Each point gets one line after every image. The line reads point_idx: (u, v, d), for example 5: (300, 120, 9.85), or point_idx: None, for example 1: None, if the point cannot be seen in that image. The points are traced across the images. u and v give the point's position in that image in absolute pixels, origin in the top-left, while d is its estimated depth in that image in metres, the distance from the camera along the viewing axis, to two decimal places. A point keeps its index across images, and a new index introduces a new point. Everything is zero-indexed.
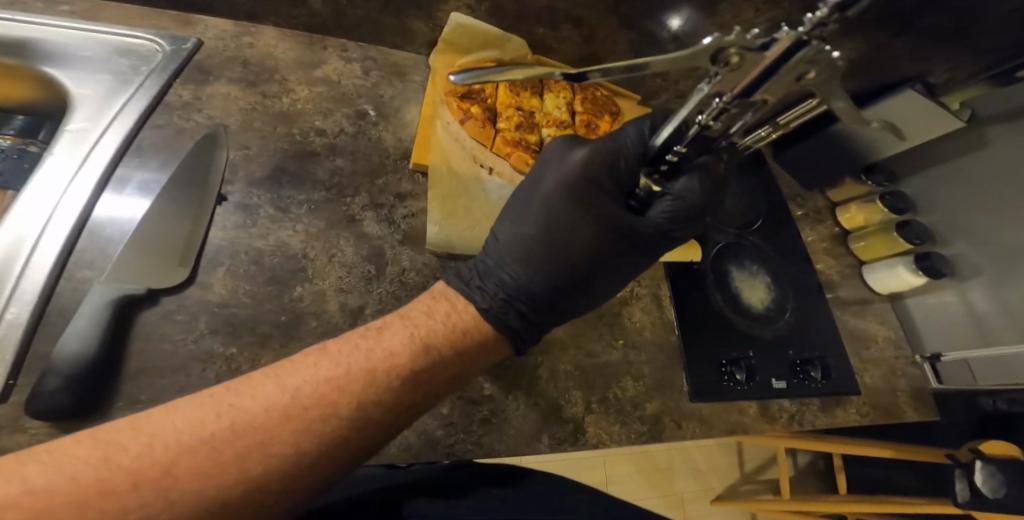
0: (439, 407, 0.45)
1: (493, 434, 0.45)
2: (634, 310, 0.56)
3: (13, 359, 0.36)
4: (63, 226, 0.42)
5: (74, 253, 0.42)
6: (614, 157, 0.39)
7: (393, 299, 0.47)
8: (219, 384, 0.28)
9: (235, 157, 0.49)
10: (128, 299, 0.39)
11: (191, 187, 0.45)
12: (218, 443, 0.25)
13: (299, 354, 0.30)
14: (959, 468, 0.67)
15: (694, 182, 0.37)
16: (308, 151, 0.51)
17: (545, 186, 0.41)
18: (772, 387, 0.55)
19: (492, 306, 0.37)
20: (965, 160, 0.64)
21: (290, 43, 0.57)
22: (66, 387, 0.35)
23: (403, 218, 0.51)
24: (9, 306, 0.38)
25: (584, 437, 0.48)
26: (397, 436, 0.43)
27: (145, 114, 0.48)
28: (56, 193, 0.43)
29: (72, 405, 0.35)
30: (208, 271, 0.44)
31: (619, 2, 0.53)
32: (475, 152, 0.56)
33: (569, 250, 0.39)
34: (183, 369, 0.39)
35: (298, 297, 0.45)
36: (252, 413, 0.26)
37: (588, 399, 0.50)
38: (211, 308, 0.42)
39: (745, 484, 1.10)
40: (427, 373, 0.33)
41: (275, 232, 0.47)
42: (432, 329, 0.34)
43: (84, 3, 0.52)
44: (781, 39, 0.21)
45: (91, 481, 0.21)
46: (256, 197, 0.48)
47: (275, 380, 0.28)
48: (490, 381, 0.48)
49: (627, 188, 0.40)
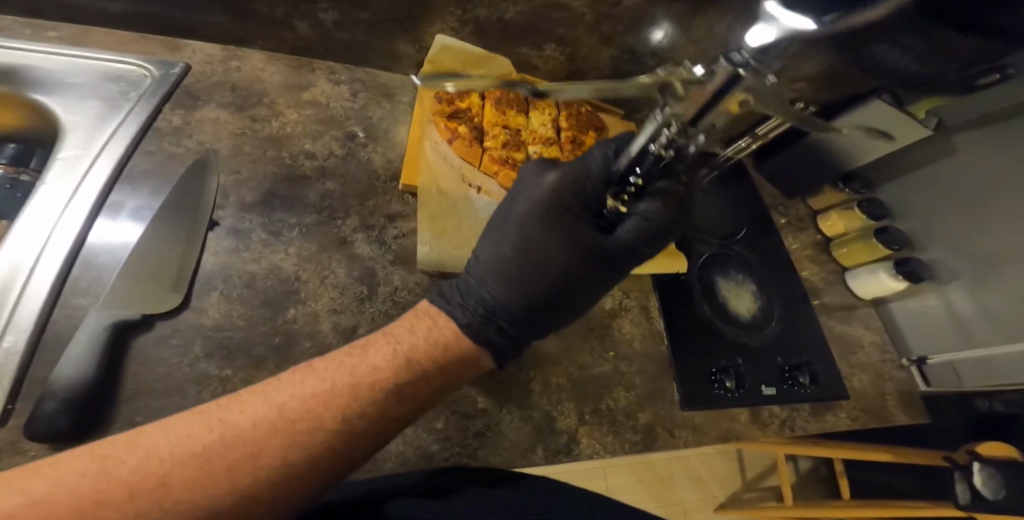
0: (433, 423, 0.45)
1: (487, 447, 0.46)
2: (624, 322, 0.57)
3: (10, 386, 0.37)
4: (58, 253, 0.42)
5: (69, 281, 0.42)
6: (584, 179, 0.41)
7: (386, 318, 0.48)
8: (209, 401, 0.28)
9: (226, 183, 0.50)
10: (123, 324, 0.40)
11: (183, 212, 0.46)
12: (209, 455, 0.25)
13: (287, 371, 0.31)
14: (958, 471, 0.67)
15: (656, 204, 0.40)
16: (298, 175, 0.52)
17: (526, 199, 0.41)
18: (762, 393, 0.56)
19: (474, 321, 0.37)
20: (938, 165, 0.65)
21: (277, 67, 0.58)
22: (64, 408, 0.35)
23: (394, 238, 0.52)
24: (5, 333, 0.39)
25: (578, 448, 0.48)
26: (394, 453, 0.43)
27: (135, 139, 0.49)
28: (49, 221, 0.44)
29: (70, 428, 0.35)
30: (202, 295, 0.44)
31: (600, 20, 0.54)
32: (463, 171, 0.57)
33: (552, 258, 0.39)
34: (179, 392, 0.40)
35: (291, 318, 0.45)
36: (241, 427, 0.27)
37: (581, 410, 0.51)
38: (205, 332, 0.43)
39: (747, 492, 1.12)
40: (412, 386, 0.33)
41: (267, 255, 0.48)
42: (416, 344, 0.34)
43: (72, 28, 0.53)
44: (716, 73, 0.23)
45: (87, 493, 0.22)
46: (248, 222, 0.49)
47: (263, 396, 0.29)
48: (484, 396, 0.49)
49: (594, 209, 0.41)
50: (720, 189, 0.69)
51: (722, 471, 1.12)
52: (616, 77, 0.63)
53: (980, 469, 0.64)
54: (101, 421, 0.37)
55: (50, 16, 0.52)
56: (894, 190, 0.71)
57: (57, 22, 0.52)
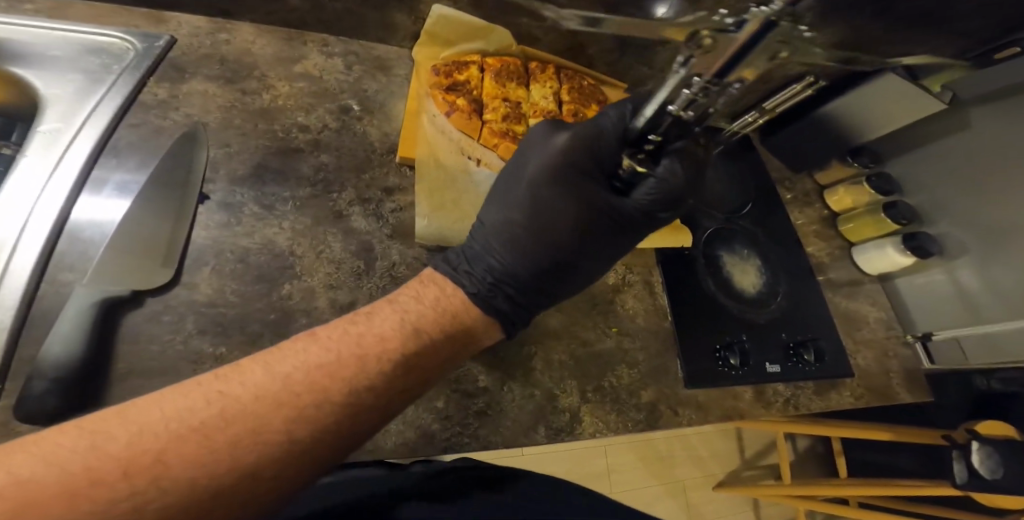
0: (433, 401, 0.45)
1: (489, 424, 0.46)
2: (626, 299, 0.56)
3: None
4: (42, 227, 0.40)
5: (53, 257, 0.40)
6: (595, 141, 0.39)
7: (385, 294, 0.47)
8: (205, 373, 0.27)
9: (216, 156, 0.48)
10: (112, 300, 0.39)
11: (171, 187, 0.44)
12: (208, 430, 0.24)
13: (287, 341, 0.29)
14: (956, 449, 0.67)
15: (674, 165, 0.37)
16: (291, 148, 0.51)
17: (530, 170, 0.40)
18: (765, 370, 0.55)
19: (481, 289, 0.36)
20: (950, 141, 0.65)
21: (268, 39, 0.56)
22: (55, 389, 0.34)
23: (391, 212, 0.50)
24: None
25: (580, 427, 0.48)
26: (395, 432, 0.43)
27: (119, 113, 0.47)
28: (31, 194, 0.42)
29: (59, 407, 0.34)
30: (193, 272, 0.43)
31: None
32: (463, 145, 0.56)
33: (556, 231, 0.39)
34: (172, 370, 0.39)
35: (287, 294, 0.44)
36: (242, 400, 0.26)
37: (583, 388, 0.50)
38: (198, 308, 0.41)
39: (747, 469, 1.12)
40: (418, 357, 0.32)
41: (261, 230, 0.46)
42: (421, 314, 0.33)
43: (50, 2, 0.50)
44: (753, 17, 0.21)
45: (80, 471, 0.21)
46: (240, 196, 0.47)
47: (263, 365, 0.27)
48: (485, 373, 0.48)
49: (609, 169, 0.40)
50: (722, 165, 0.68)
51: (722, 449, 1.12)
52: (616, 51, 0.62)
53: (979, 449, 0.63)
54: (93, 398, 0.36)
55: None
56: (905, 164, 0.70)
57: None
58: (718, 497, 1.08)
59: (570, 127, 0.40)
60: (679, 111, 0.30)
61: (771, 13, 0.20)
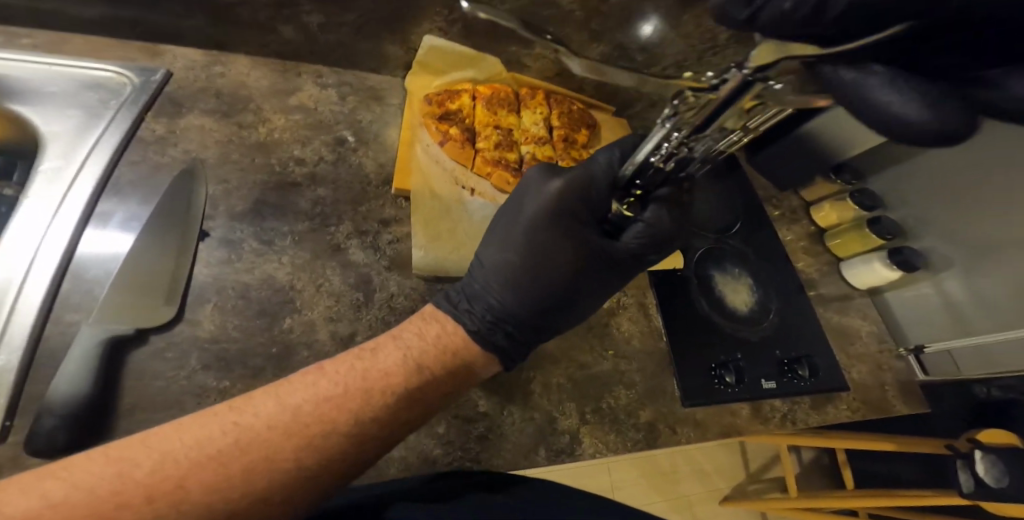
0: (434, 425, 0.46)
1: (490, 451, 0.47)
2: (621, 321, 0.57)
3: (7, 403, 0.36)
4: (48, 265, 0.42)
5: (59, 296, 0.41)
6: (584, 189, 0.40)
7: (383, 325, 0.47)
8: (222, 402, 0.30)
9: (215, 192, 0.49)
10: (117, 339, 0.39)
11: (173, 225, 0.45)
12: (224, 459, 0.27)
13: (298, 374, 0.32)
14: (960, 459, 0.67)
15: (659, 212, 0.40)
16: (288, 182, 0.51)
17: (527, 210, 0.41)
18: (761, 386, 0.56)
19: (481, 327, 0.37)
20: (922, 159, 0.67)
21: (263, 71, 0.57)
22: (63, 424, 0.35)
23: (388, 243, 0.51)
24: None
25: (581, 447, 0.49)
26: (398, 455, 0.44)
27: (119, 150, 0.48)
28: (37, 233, 0.43)
29: (67, 444, 0.35)
30: (195, 308, 0.44)
31: (590, 17, 0.54)
32: (456, 173, 0.57)
33: (554, 268, 0.39)
34: (178, 404, 0.39)
35: (288, 328, 0.45)
36: (256, 431, 0.28)
37: (582, 409, 0.51)
38: (200, 344, 0.42)
39: (751, 483, 1.12)
40: (422, 390, 0.34)
41: (260, 265, 0.47)
42: (424, 351, 0.35)
43: (45, 33, 0.51)
44: (731, 78, 0.24)
45: (109, 494, 0.24)
46: (240, 232, 0.48)
47: (275, 397, 0.30)
48: (485, 396, 0.49)
49: (600, 215, 0.41)
50: (711, 182, 0.68)
51: (725, 463, 1.13)
52: (606, 74, 0.63)
53: (983, 458, 0.64)
54: (99, 436, 0.37)
55: (20, 23, 0.50)
56: (888, 181, 0.72)
57: (33, 30, 0.51)
58: (723, 512, 1.08)
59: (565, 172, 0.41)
60: (662, 158, 0.36)
61: (747, 76, 0.23)
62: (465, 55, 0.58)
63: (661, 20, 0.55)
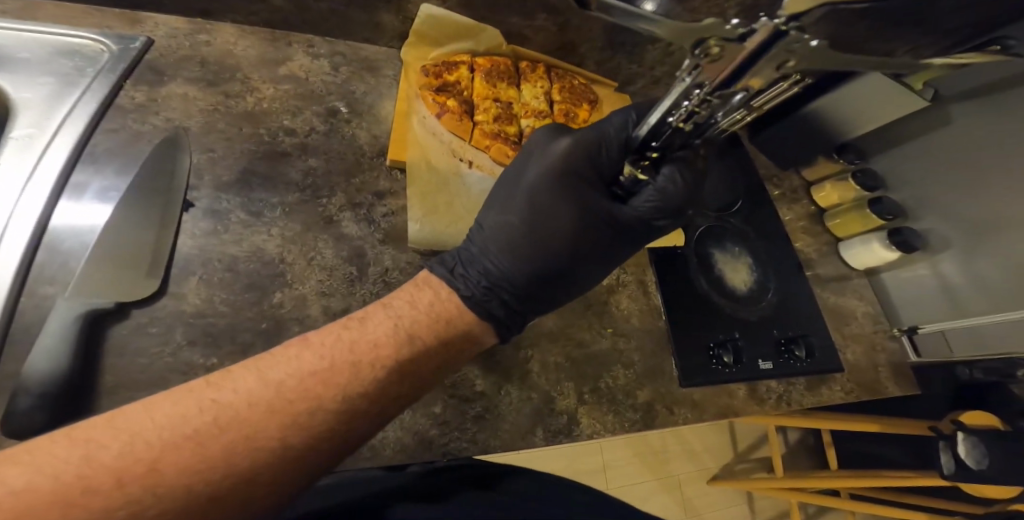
0: (431, 406, 0.45)
1: (487, 428, 0.46)
2: (620, 298, 0.56)
3: None
4: (19, 236, 0.39)
5: (33, 268, 0.39)
6: (596, 148, 0.39)
7: (378, 300, 0.46)
8: (198, 378, 0.27)
9: (199, 161, 0.47)
10: (98, 312, 0.38)
11: (155, 195, 0.43)
12: (203, 438, 0.24)
13: (280, 347, 0.29)
14: (942, 441, 0.68)
15: (675, 174, 0.38)
16: (278, 152, 0.49)
17: (528, 176, 0.40)
18: (759, 368, 0.56)
19: (475, 294, 0.36)
20: (930, 138, 0.66)
21: (251, 40, 0.54)
22: (41, 405, 0.33)
23: (383, 217, 0.50)
24: None
25: (579, 428, 0.49)
26: (394, 437, 0.43)
27: (95, 117, 0.46)
28: (7, 202, 0.40)
29: (46, 424, 0.33)
30: (180, 281, 0.42)
31: None
32: (454, 146, 0.55)
33: (553, 235, 0.38)
34: (162, 383, 0.38)
35: (279, 303, 0.43)
36: (236, 408, 0.26)
37: (580, 390, 0.51)
38: (186, 319, 0.40)
39: (740, 463, 1.13)
40: (413, 362, 0.32)
41: (249, 237, 0.45)
42: (416, 320, 0.33)
43: (15, 2, 0.48)
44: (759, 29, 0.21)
45: (73, 480, 0.21)
46: (227, 203, 0.46)
47: (256, 372, 0.27)
48: (483, 377, 0.48)
49: (609, 177, 0.40)
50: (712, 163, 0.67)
51: (714, 443, 1.13)
52: (605, 50, 0.61)
53: (965, 440, 0.65)
54: (80, 412, 0.35)
55: None
56: (893, 160, 0.71)
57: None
58: (711, 491, 1.10)
59: (571, 132, 0.40)
60: (681, 120, 0.32)
61: (779, 25, 0.20)
62: (463, 26, 0.56)
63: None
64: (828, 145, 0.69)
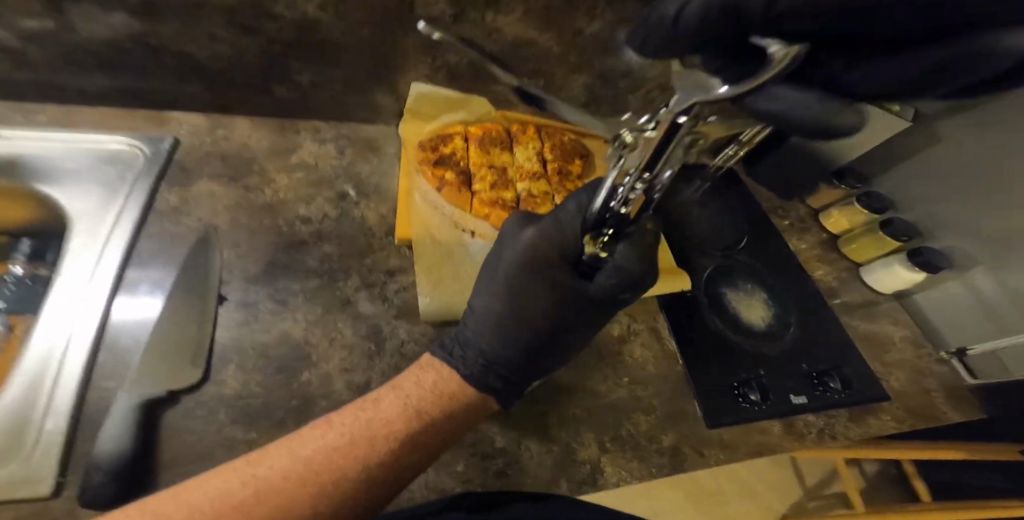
0: (452, 463, 0.48)
1: (510, 479, 0.49)
2: (634, 347, 0.61)
3: (59, 461, 0.39)
4: (86, 336, 0.44)
5: (99, 364, 0.44)
6: (558, 234, 0.42)
7: (395, 372, 0.50)
8: (241, 457, 0.32)
9: (228, 257, 0.52)
10: (150, 402, 0.41)
11: (194, 289, 0.48)
12: (243, 508, 0.29)
13: (307, 427, 0.34)
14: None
15: (628, 250, 0.41)
16: (296, 242, 0.54)
17: (507, 259, 0.43)
18: (791, 402, 0.58)
19: (474, 371, 0.39)
20: (932, 154, 0.70)
21: (263, 132, 0.59)
22: (110, 480, 0.37)
23: (396, 293, 0.54)
24: (47, 419, 0.40)
25: (602, 475, 0.51)
26: (420, 494, 0.45)
27: (139, 221, 0.51)
28: (75, 308, 0.46)
29: (113, 499, 0.37)
30: (219, 369, 0.46)
31: (570, 50, 0.56)
32: (454, 218, 0.58)
33: (536, 311, 0.41)
34: (209, 459, 0.42)
35: (306, 381, 0.47)
36: (269, 480, 0.31)
37: (601, 439, 0.53)
38: (227, 401, 0.45)
39: (813, 499, 1.11)
40: (426, 436, 0.35)
41: (276, 324, 0.50)
42: (423, 397, 0.37)
43: (58, 108, 0.54)
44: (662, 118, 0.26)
45: None
46: (256, 295, 0.51)
47: (288, 450, 0.32)
48: (501, 432, 0.51)
49: (572, 257, 0.42)
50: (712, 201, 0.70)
51: (780, 482, 1.12)
52: (592, 103, 0.64)
53: None
54: (140, 487, 0.39)
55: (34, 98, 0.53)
56: (895, 180, 0.76)
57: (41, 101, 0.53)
58: None
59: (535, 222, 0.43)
60: (621, 205, 0.37)
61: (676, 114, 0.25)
62: (451, 102, 0.61)
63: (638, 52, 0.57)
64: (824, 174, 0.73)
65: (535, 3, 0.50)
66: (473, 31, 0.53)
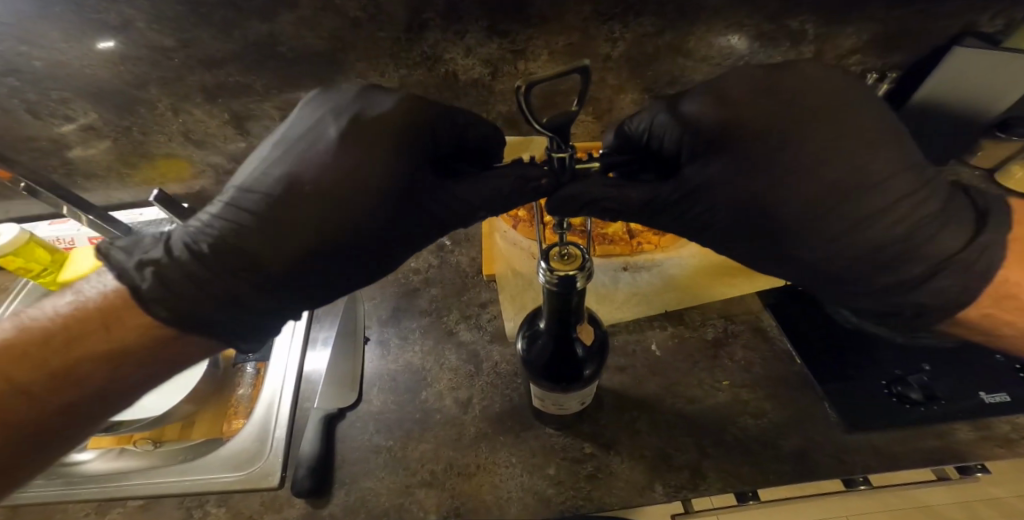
0: (545, 467, 0.47)
1: (601, 488, 0.45)
2: (738, 349, 0.54)
3: (283, 460, 0.51)
4: (293, 372, 0.58)
5: (302, 391, 0.57)
6: None
7: (494, 388, 0.54)
8: None
9: (369, 306, 0.64)
10: (329, 416, 0.52)
11: (347, 333, 0.60)
12: None
13: None
14: None
15: None
16: (410, 289, 0.66)
17: None
18: (983, 403, 0.46)
19: (535, 368, 0.42)
20: None
21: None
22: (310, 473, 0.47)
23: (488, 321, 0.61)
24: (277, 429, 0.54)
25: (706, 482, 0.45)
26: (516, 502, 0.45)
27: None
28: (285, 353, 0.61)
29: (313, 488, 0.47)
30: (367, 391, 0.55)
31: (607, 74, 0.59)
32: (533, 249, 0.66)
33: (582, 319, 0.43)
34: (363, 461, 0.50)
35: (425, 398, 0.54)
36: None
37: (700, 444, 0.47)
38: (373, 415, 0.53)
39: None
40: None
41: (402, 355, 0.58)
42: None
43: None
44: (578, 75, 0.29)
45: None
46: (388, 332, 0.61)
47: None
48: (590, 440, 0.49)
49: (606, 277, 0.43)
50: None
51: None
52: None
53: None
54: (330, 482, 0.49)
55: None
56: None
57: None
58: None
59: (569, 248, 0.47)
60: None
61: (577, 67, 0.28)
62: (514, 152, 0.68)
63: (673, 57, 0.57)
64: (981, 128, 0.61)
65: (557, 44, 0.56)
66: (513, 82, 0.61)
